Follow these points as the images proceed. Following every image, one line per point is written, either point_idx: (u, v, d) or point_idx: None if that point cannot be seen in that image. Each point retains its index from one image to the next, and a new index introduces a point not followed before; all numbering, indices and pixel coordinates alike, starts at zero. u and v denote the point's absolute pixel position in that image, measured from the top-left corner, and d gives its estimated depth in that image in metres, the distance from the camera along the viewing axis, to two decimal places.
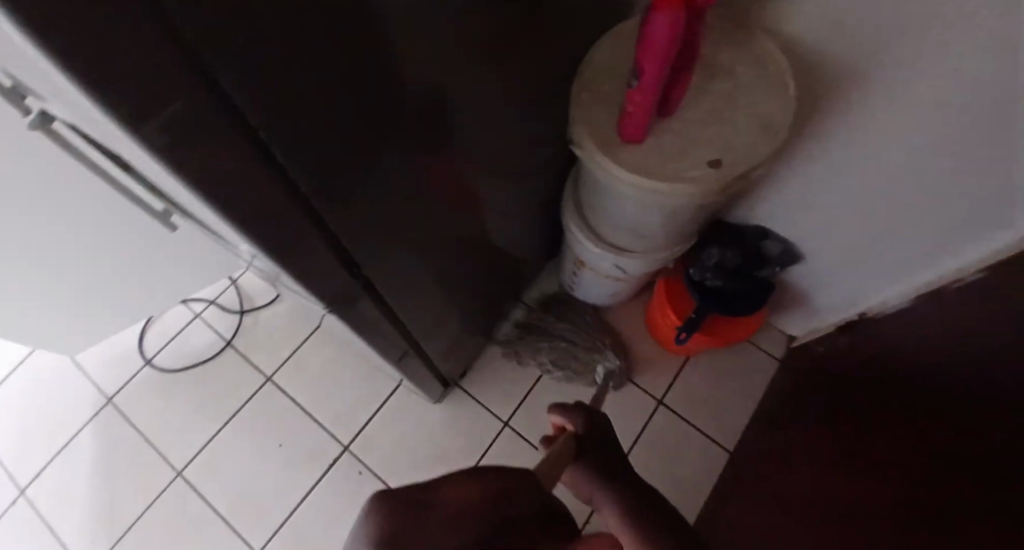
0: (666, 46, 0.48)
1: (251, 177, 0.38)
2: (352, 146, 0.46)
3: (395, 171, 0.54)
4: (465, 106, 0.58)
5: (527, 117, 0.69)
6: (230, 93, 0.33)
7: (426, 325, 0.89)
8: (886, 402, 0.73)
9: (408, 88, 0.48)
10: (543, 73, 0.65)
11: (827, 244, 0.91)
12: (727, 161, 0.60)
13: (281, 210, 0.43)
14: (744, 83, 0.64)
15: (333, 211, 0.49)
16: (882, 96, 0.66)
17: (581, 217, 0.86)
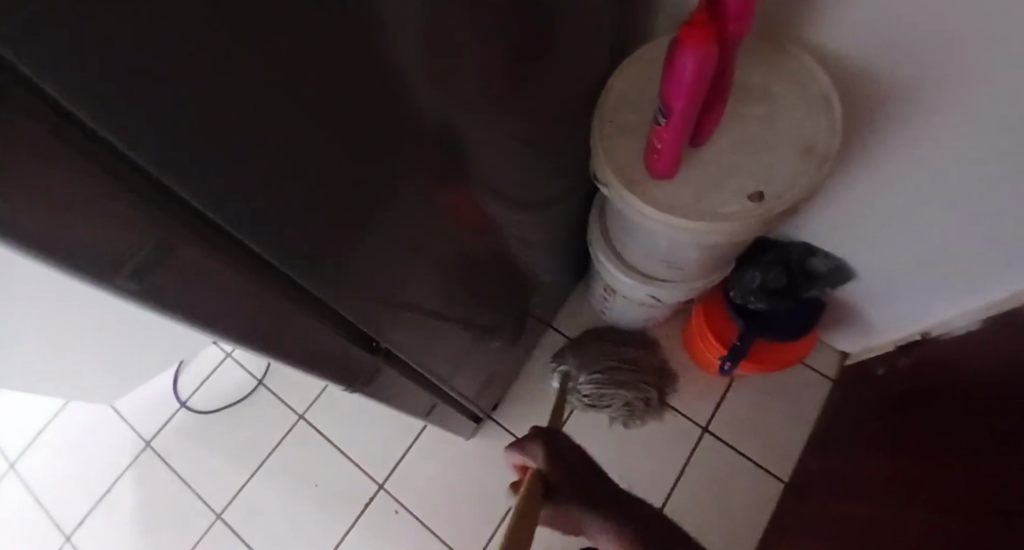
0: (696, 84, 0.44)
1: (243, 277, 0.35)
2: (357, 222, 0.42)
3: (406, 233, 0.50)
4: (478, 157, 0.53)
5: (545, 154, 0.65)
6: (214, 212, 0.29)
7: (452, 369, 0.86)
8: (957, 436, 0.66)
9: (414, 154, 0.44)
10: (561, 109, 0.61)
11: (879, 262, 0.83)
12: (769, 194, 0.56)
13: (276, 302, 0.40)
14: (782, 106, 0.58)
15: (334, 288, 0.45)
16: (945, 110, 0.59)
17: (610, 247, 0.81)
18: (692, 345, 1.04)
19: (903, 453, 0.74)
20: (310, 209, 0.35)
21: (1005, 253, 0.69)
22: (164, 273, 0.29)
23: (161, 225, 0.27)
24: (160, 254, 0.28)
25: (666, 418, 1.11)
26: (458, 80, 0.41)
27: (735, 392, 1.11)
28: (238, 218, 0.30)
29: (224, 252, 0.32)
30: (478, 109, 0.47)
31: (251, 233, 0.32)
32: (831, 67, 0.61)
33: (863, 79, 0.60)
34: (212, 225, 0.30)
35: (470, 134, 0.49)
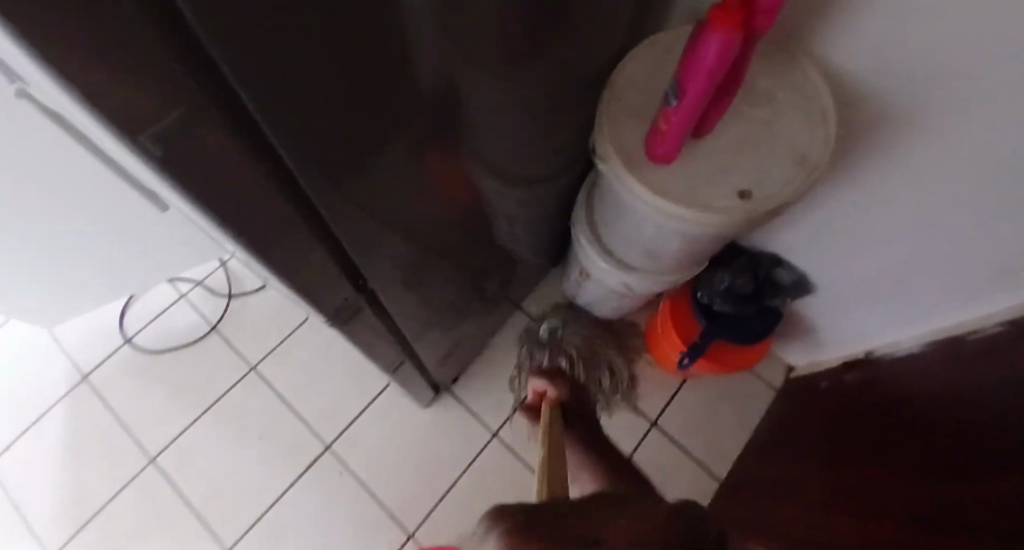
0: (714, 68, 0.46)
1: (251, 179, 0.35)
2: (361, 148, 0.42)
3: (403, 173, 0.50)
4: (485, 112, 0.54)
5: (548, 126, 0.65)
6: (244, 100, 0.30)
7: (421, 332, 0.86)
8: (891, 446, 0.71)
9: (429, 93, 0.44)
10: (573, 84, 0.62)
11: (841, 281, 0.88)
12: (757, 194, 0.58)
13: (272, 210, 0.39)
14: (782, 112, 0.61)
15: (327, 210, 0.45)
16: (922, 139, 0.63)
17: (592, 231, 0.82)
18: (653, 340, 1.07)
19: (841, 458, 0.79)
20: (320, 113, 0.35)
21: (955, 283, 0.74)
22: (176, 147, 0.29)
23: (184, 91, 0.26)
24: (176, 124, 0.27)
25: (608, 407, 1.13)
26: (487, 18, 0.41)
27: (687, 390, 1.15)
28: (260, 95, 0.30)
29: (230, 136, 0.31)
30: (499, 56, 0.47)
31: (263, 117, 0.32)
32: (829, 80, 0.64)
33: (857, 96, 0.64)
34: (227, 98, 0.29)
35: (485, 84, 0.49)
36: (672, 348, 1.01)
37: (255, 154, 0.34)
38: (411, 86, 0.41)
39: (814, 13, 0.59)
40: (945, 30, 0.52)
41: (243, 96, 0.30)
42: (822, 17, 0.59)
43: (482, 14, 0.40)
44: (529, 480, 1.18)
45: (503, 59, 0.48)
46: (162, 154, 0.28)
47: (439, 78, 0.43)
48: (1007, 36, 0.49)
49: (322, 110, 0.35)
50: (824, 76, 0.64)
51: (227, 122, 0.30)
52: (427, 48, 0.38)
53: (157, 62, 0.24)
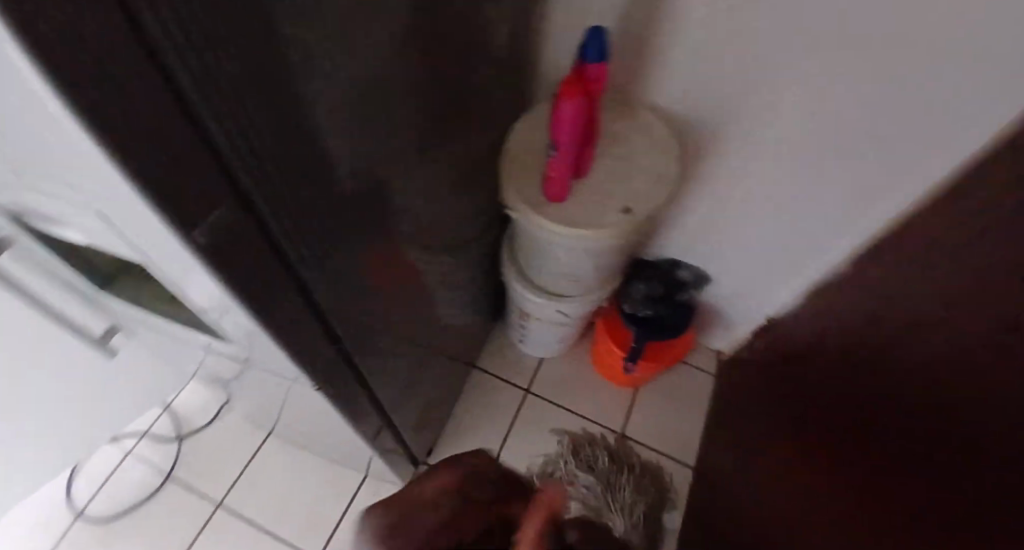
0: (573, 122, 0.62)
1: (257, 264, 0.44)
2: (330, 234, 0.53)
3: (357, 251, 0.60)
4: (411, 189, 0.66)
5: (461, 191, 0.79)
6: (249, 203, 0.41)
7: (395, 400, 0.91)
8: (803, 378, 0.85)
9: (370, 180, 0.56)
10: (472, 153, 0.76)
11: (727, 266, 1.06)
12: (635, 207, 0.74)
13: (269, 289, 0.47)
14: (636, 142, 0.79)
15: (310, 289, 0.54)
16: (740, 140, 0.82)
17: (521, 274, 0.95)
18: (599, 357, 1.20)
19: (774, 401, 0.92)
20: (297, 204, 0.45)
21: (807, 241, 0.92)
22: (213, 231, 0.38)
23: (212, 182, 0.36)
24: (207, 213, 0.37)
25: (557, 415, 1.23)
26: (401, 106, 0.54)
27: (642, 397, 1.25)
28: (259, 184, 0.40)
29: (241, 228, 0.41)
30: (414, 135, 0.60)
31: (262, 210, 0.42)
32: (664, 109, 0.83)
33: (689, 116, 0.82)
34: (238, 194, 0.39)
35: (409, 158, 0.61)
36: (616, 358, 1.14)
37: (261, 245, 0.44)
38: (356, 176, 0.53)
39: (634, 66, 0.78)
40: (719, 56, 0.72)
41: (246, 188, 0.39)
42: (640, 66, 0.78)
43: (391, 109, 0.53)
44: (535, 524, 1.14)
45: (418, 136, 0.61)
46: (202, 235, 0.37)
47: (373, 165, 0.55)
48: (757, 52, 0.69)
49: (300, 208, 0.46)
50: (659, 108, 0.83)
51: (242, 222, 0.41)
52: (364, 137, 0.50)
53: (195, 165, 0.34)
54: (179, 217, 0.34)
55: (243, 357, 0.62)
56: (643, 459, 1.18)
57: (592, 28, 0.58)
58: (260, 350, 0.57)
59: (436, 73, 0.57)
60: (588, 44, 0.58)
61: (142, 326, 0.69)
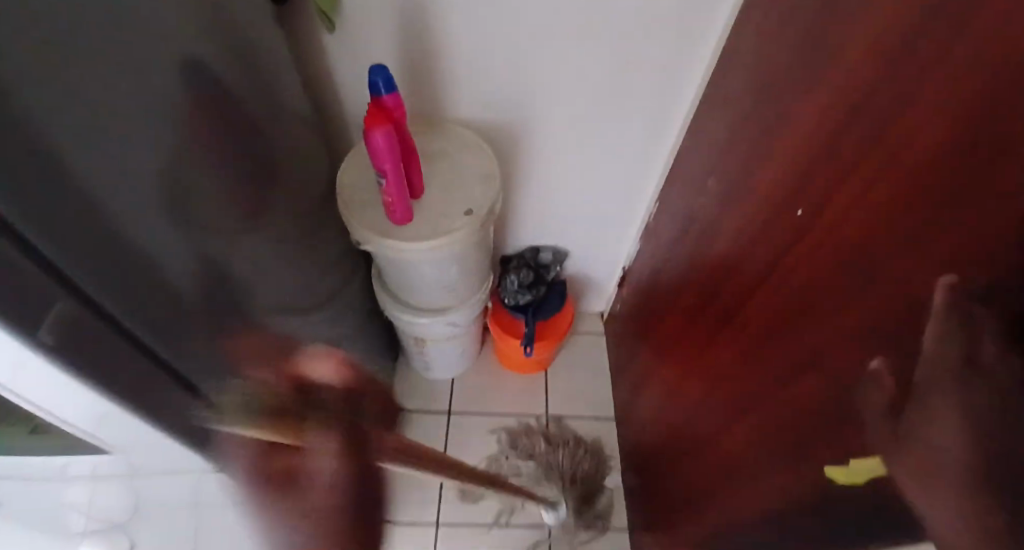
0: (391, 148, 0.70)
1: (111, 345, 0.44)
2: (200, 312, 0.54)
3: (219, 327, 0.58)
4: (248, 250, 0.65)
5: (306, 237, 0.79)
6: (76, 281, 0.41)
7: None
8: (669, 294, 0.95)
9: (218, 252, 0.58)
10: (301, 199, 0.77)
11: (576, 237, 1.16)
12: (475, 208, 0.83)
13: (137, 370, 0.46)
14: (455, 156, 0.88)
15: (185, 365, 0.54)
16: (540, 122, 0.91)
17: (401, 303, 0.97)
18: (501, 354, 1.26)
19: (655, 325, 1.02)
20: (140, 280, 0.46)
21: (628, 190, 1.04)
22: (58, 331, 0.39)
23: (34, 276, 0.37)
24: (37, 313, 0.37)
25: (483, 425, 1.25)
26: (203, 171, 0.54)
27: (552, 377, 1.31)
28: (84, 273, 0.41)
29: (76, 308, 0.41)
30: (233, 205, 0.60)
31: (95, 291, 0.42)
32: (467, 114, 0.90)
33: (492, 118, 0.91)
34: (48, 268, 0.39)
35: (234, 224, 0.61)
36: (515, 348, 1.20)
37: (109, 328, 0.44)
38: (199, 248, 0.54)
39: (427, 83, 0.85)
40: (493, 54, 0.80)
41: (73, 277, 0.41)
42: (433, 82, 0.85)
43: (195, 181, 0.53)
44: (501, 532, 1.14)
45: (236, 205, 0.61)
46: (47, 337, 0.38)
47: (200, 237, 0.54)
48: (520, 42, 0.79)
49: (147, 286, 0.47)
50: (463, 114, 0.90)
51: (75, 302, 0.41)
52: (191, 211, 0.52)
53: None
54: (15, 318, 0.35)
55: None
56: (579, 434, 1.24)
57: (372, 67, 0.69)
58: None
59: (228, 131, 0.58)
60: (377, 82, 0.68)
61: None
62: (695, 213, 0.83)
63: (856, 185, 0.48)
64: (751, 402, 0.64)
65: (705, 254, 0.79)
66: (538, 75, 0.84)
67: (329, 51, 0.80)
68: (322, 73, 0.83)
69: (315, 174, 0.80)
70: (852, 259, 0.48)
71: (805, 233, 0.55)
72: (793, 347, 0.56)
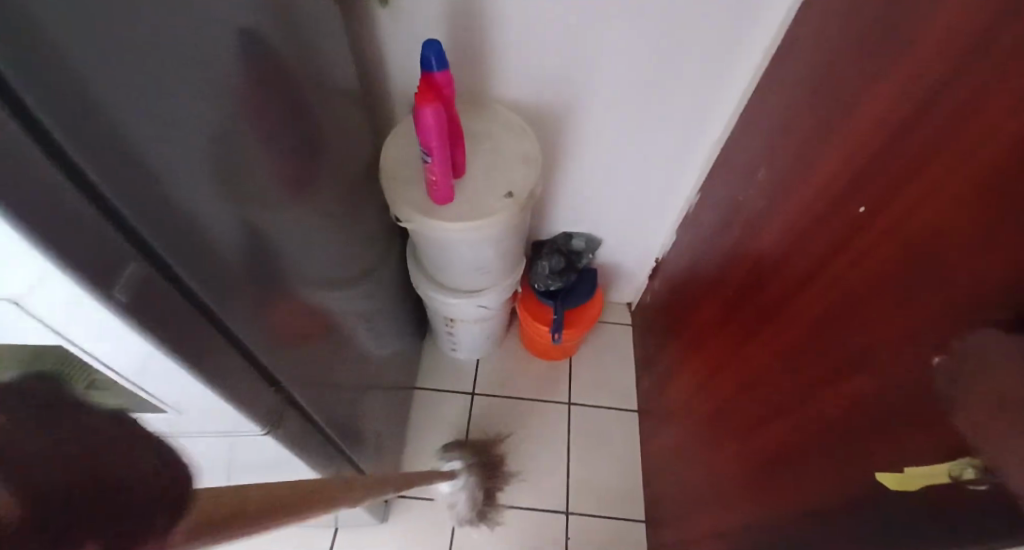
0: (438, 126, 0.70)
1: (160, 297, 0.45)
2: (240, 273, 0.55)
3: (260, 292, 0.60)
4: (296, 221, 0.66)
5: (349, 211, 0.80)
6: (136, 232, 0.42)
7: (347, 435, 0.88)
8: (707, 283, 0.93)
9: (264, 219, 0.59)
10: (346, 173, 0.78)
11: (611, 226, 1.15)
12: (516, 191, 0.83)
13: (177, 319, 0.47)
14: (499, 138, 0.88)
15: (230, 324, 0.55)
16: (583, 108, 0.90)
17: (434, 282, 0.98)
18: (528, 339, 1.26)
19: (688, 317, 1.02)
20: (190, 239, 0.47)
21: (666, 181, 1.03)
22: (131, 290, 0.42)
23: (104, 232, 0.39)
24: (111, 272, 0.40)
25: (504, 407, 1.26)
26: (255, 138, 0.55)
27: (577, 365, 1.31)
28: (145, 230, 0.43)
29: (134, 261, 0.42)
30: (282, 175, 0.61)
31: (152, 244, 0.44)
32: (513, 97, 0.90)
33: (537, 103, 0.90)
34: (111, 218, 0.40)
35: (283, 194, 0.62)
36: (542, 334, 1.20)
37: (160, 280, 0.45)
38: (246, 212, 0.55)
39: (476, 64, 0.85)
40: (543, 37, 0.80)
41: (139, 235, 0.42)
42: (481, 62, 0.84)
43: (246, 149, 0.54)
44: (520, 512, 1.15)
45: (285, 175, 0.62)
46: (123, 295, 0.41)
47: (249, 203, 0.55)
48: (572, 26, 0.78)
49: (197, 244, 0.48)
50: (509, 97, 0.90)
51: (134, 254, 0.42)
52: (239, 177, 0.53)
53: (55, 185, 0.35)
54: (91, 276, 0.39)
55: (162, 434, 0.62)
56: (602, 424, 1.24)
57: (424, 43, 0.68)
58: (197, 406, 0.57)
59: (283, 103, 0.59)
60: (429, 57, 0.68)
61: None
62: (739, 206, 0.82)
63: (908, 191, 0.46)
64: (786, 404, 0.64)
65: (750, 249, 0.78)
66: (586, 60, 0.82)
67: (380, 27, 0.80)
68: (371, 49, 0.83)
69: (360, 149, 0.81)
70: (902, 267, 0.46)
71: (855, 233, 0.54)
72: (832, 349, 0.55)
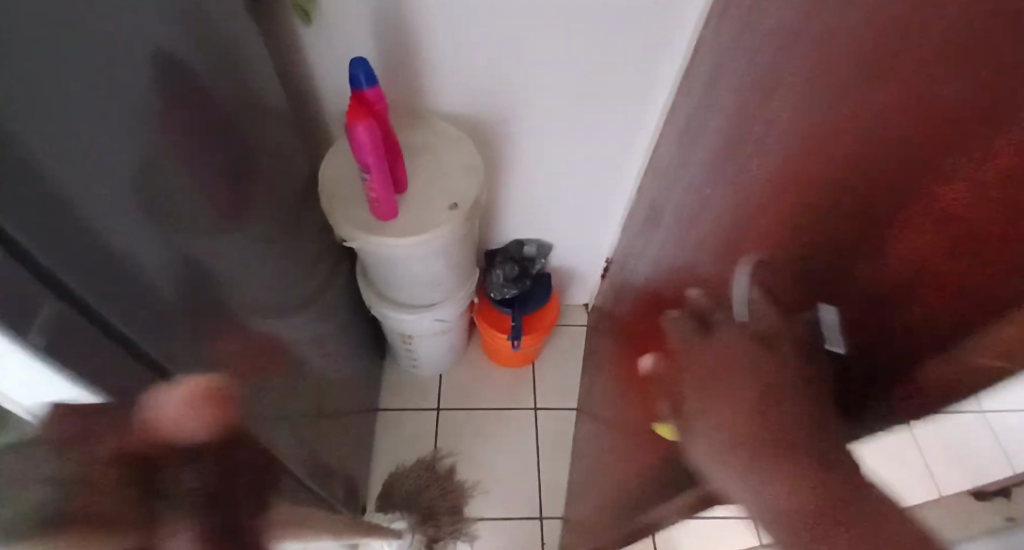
0: (375, 142, 0.70)
1: (87, 337, 0.43)
2: (176, 308, 0.53)
3: (200, 325, 0.57)
4: (233, 249, 0.64)
5: (291, 234, 0.78)
6: (56, 274, 0.40)
7: (307, 462, 0.86)
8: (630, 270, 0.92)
9: (198, 251, 0.56)
10: (284, 196, 0.76)
11: (560, 230, 1.17)
12: (460, 202, 0.83)
13: (106, 359, 0.45)
14: (439, 150, 0.88)
15: (173, 362, 0.52)
16: (521, 116, 0.91)
17: (387, 300, 0.97)
18: (490, 349, 1.26)
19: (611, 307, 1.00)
20: (119, 278, 0.45)
21: (609, 182, 1.05)
22: (53, 333, 0.40)
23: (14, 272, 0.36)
24: (21, 312, 0.37)
25: (471, 417, 1.25)
26: (182, 171, 0.53)
27: (540, 370, 1.32)
28: (69, 271, 0.41)
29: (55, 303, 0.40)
30: (213, 199, 0.59)
31: (74, 284, 0.41)
32: (450, 109, 0.90)
33: (474, 113, 0.90)
34: (27, 264, 0.38)
35: (216, 223, 0.60)
36: (503, 343, 1.20)
37: (87, 321, 0.43)
38: (178, 245, 0.53)
39: (409, 79, 0.85)
40: (474, 48, 0.80)
41: (58, 274, 0.40)
42: (415, 77, 0.85)
43: (174, 181, 0.52)
44: (492, 524, 1.14)
45: (217, 200, 0.60)
46: (39, 336, 0.39)
47: (180, 235, 0.53)
48: (502, 36, 0.79)
49: (128, 281, 0.46)
50: (445, 109, 0.90)
51: (55, 297, 0.40)
52: (168, 209, 0.51)
53: None
54: (2, 319, 0.36)
55: None
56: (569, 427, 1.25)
57: (353, 60, 0.68)
58: None
59: (210, 131, 0.57)
60: (358, 74, 0.67)
61: None
62: None
63: (745, 182, 0.41)
64: (643, 379, 0.64)
65: None
66: (518, 70, 0.84)
67: (308, 47, 0.79)
68: (298, 64, 0.81)
69: (298, 171, 0.80)
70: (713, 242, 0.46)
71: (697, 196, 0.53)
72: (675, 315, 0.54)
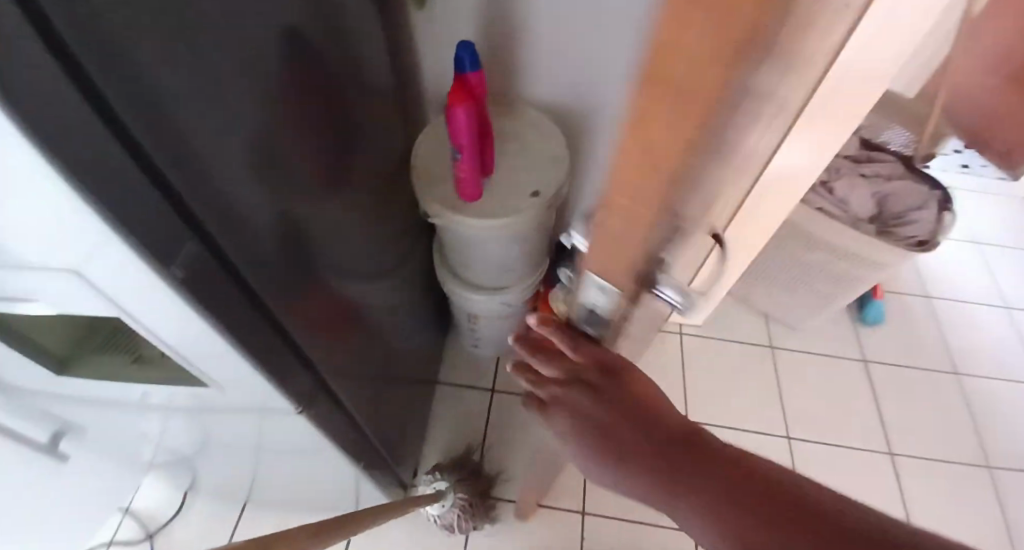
0: (469, 124, 0.72)
1: (211, 273, 0.48)
2: (278, 254, 0.58)
3: (296, 274, 0.63)
4: (330, 209, 0.69)
5: (381, 204, 0.83)
6: (193, 210, 0.45)
7: (370, 418, 0.91)
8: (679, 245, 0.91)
9: (301, 205, 0.62)
10: (379, 167, 0.81)
11: None
12: (542, 191, 0.84)
13: (223, 296, 0.50)
14: (528, 138, 0.90)
15: (273, 302, 0.58)
16: (611, 111, 0.91)
17: (460, 279, 1.00)
18: None
19: None
20: (236, 219, 0.50)
21: None
22: (187, 267, 0.45)
23: (161, 210, 0.41)
24: (164, 250, 0.42)
25: None
26: (294, 134, 0.58)
27: None
28: (202, 209, 0.46)
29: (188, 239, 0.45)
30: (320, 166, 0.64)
31: (204, 221, 0.47)
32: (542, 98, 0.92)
33: (566, 104, 0.92)
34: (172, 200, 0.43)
35: (318, 184, 0.65)
36: None
37: (211, 257, 0.48)
38: (284, 197, 0.58)
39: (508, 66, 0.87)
40: (574, 40, 0.82)
41: (196, 213, 0.45)
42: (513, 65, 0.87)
43: (286, 142, 0.57)
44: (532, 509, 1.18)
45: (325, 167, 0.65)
46: (180, 271, 0.44)
47: (287, 189, 0.58)
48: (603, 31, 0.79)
49: (242, 224, 0.51)
50: (538, 98, 0.92)
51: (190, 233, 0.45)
52: (279, 164, 0.56)
53: (122, 171, 0.37)
54: (152, 252, 0.41)
55: (197, 408, 0.65)
56: None
57: (459, 43, 0.70)
58: (239, 385, 0.60)
59: (322, 98, 0.62)
60: (463, 57, 0.70)
61: (98, 407, 0.66)
62: None
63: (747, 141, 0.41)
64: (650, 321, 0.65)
65: None
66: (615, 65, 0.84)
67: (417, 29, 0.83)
68: (410, 45, 0.84)
69: (394, 145, 0.84)
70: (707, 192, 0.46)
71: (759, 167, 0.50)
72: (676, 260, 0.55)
